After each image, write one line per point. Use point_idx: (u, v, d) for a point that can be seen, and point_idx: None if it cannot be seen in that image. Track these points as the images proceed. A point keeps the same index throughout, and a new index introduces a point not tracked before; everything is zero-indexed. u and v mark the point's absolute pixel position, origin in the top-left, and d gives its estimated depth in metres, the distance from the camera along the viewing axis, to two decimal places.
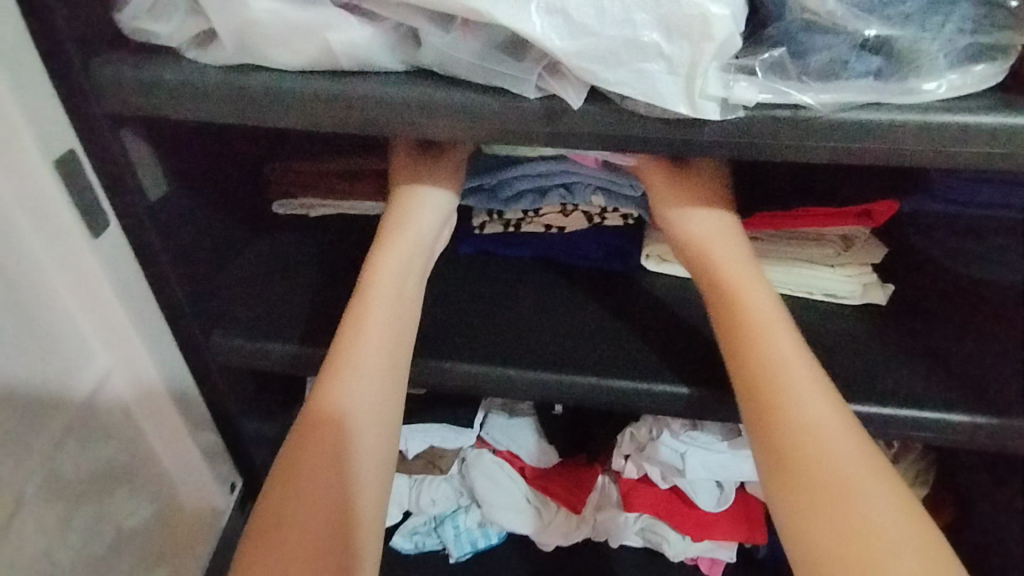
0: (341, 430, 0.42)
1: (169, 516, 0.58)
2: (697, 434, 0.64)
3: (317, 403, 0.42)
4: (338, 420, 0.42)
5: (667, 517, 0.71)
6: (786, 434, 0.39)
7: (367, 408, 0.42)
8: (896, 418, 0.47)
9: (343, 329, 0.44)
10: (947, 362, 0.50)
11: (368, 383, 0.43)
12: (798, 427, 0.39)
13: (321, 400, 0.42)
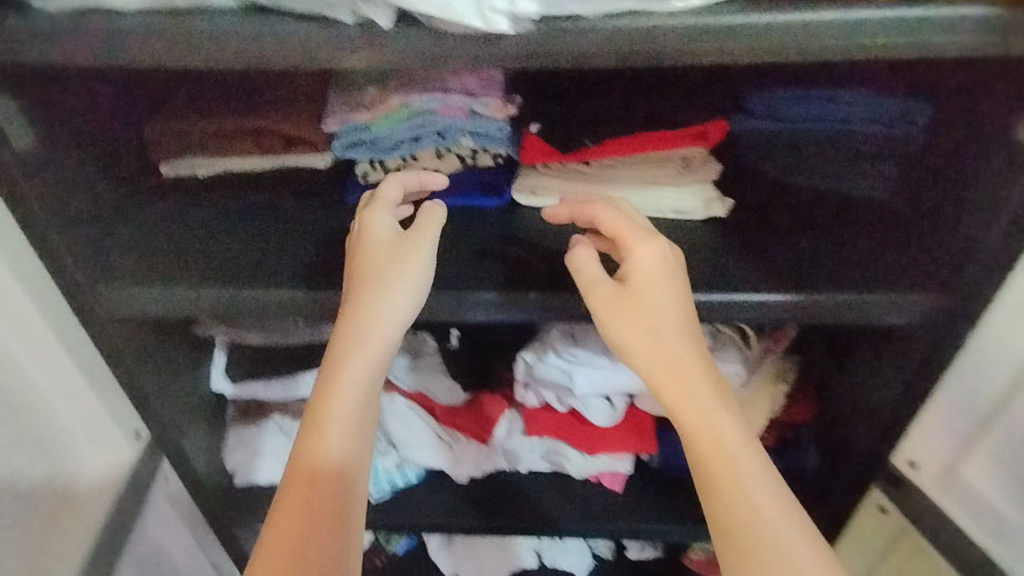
0: (314, 490, 0.49)
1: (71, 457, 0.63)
2: (581, 353, 0.70)
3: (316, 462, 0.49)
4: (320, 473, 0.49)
5: (567, 436, 0.77)
6: (710, 466, 0.47)
7: (342, 467, 0.50)
8: (718, 302, 0.54)
9: (322, 388, 0.51)
10: (767, 255, 0.57)
11: (344, 437, 0.50)
12: (723, 475, 0.47)
13: (299, 459, 0.50)
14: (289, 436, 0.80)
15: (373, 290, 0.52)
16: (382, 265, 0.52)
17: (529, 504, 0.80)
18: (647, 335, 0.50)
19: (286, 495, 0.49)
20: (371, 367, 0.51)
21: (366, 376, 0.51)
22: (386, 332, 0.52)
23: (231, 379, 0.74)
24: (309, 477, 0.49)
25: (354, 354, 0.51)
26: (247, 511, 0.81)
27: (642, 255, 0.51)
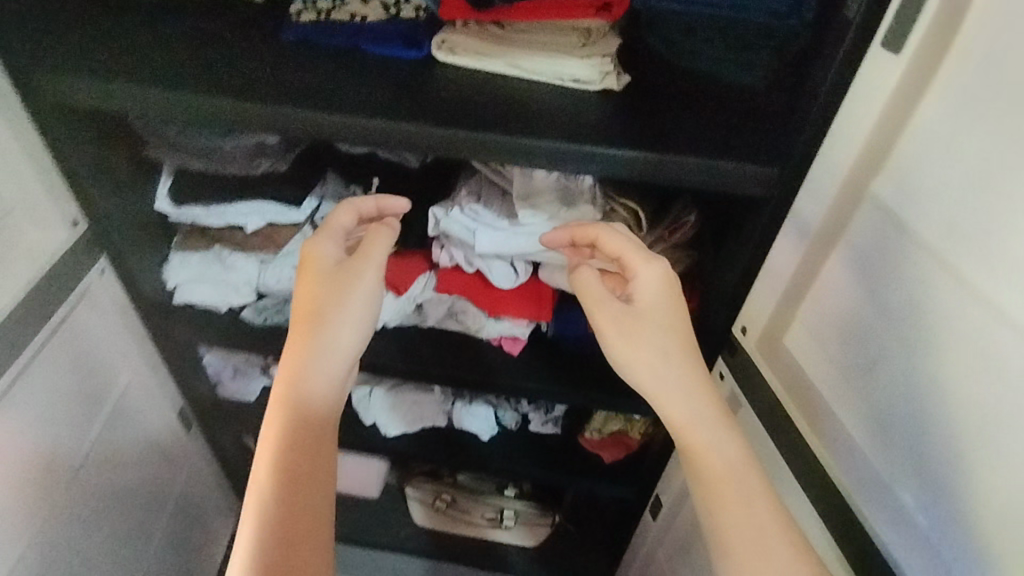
0: (304, 448, 0.56)
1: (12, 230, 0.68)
2: (485, 214, 0.77)
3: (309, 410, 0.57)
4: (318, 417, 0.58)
5: (472, 296, 0.85)
6: (699, 469, 0.55)
7: (321, 423, 0.58)
8: (588, 155, 0.59)
9: (303, 344, 0.58)
10: (645, 122, 0.61)
11: (325, 381, 0.58)
12: (714, 478, 0.54)
13: (291, 404, 0.57)
14: (223, 266, 0.86)
15: (339, 299, 0.60)
16: (338, 279, 0.60)
17: (435, 357, 0.89)
18: (647, 350, 0.57)
19: (279, 450, 0.56)
20: (351, 341, 0.60)
21: (335, 346, 0.59)
22: (362, 317, 0.60)
23: (172, 199, 0.80)
24: (301, 422, 0.57)
25: (340, 322, 0.59)
26: (179, 328, 0.90)
27: (639, 274, 0.60)
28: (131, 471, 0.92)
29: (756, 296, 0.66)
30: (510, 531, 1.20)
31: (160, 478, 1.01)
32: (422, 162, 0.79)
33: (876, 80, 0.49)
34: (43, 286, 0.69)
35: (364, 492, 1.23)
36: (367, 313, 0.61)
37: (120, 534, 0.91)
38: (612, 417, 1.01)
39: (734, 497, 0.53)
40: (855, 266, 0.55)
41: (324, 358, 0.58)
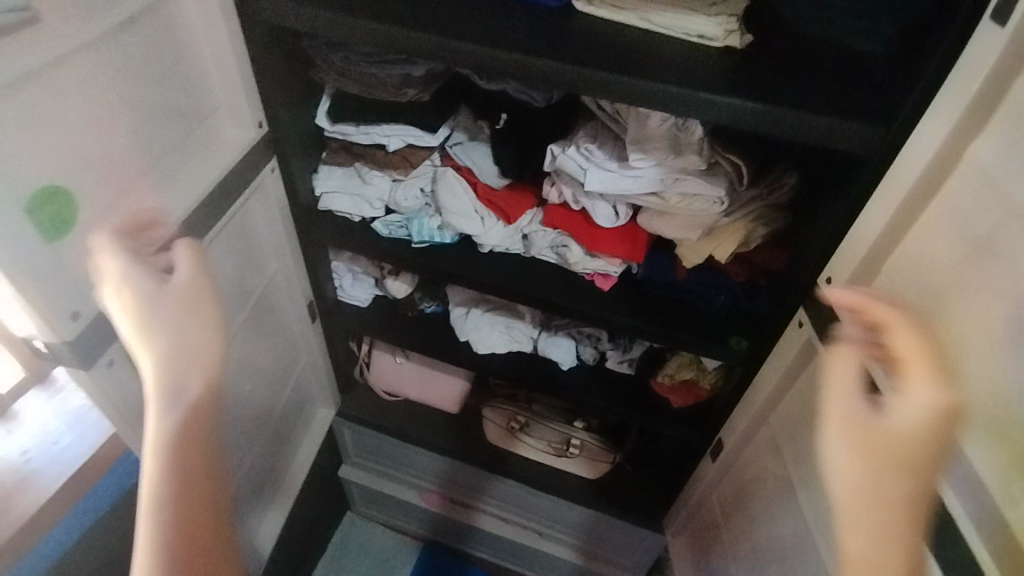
0: (174, 495, 0.49)
1: (215, 124, 0.82)
2: (598, 155, 0.85)
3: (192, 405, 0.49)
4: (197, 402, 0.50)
5: (574, 231, 0.94)
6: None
7: (181, 473, 0.49)
8: (706, 99, 0.65)
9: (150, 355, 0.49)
10: (762, 77, 0.67)
11: (190, 374, 0.50)
12: None
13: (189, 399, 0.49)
14: (362, 181, 1.01)
15: (146, 338, 0.50)
16: (137, 312, 0.50)
17: (534, 283, 0.99)
18: (867, 473, 0.46)
19: (160, 460, 0.49)
20: (189, 388, 0.49)
21: (172, 389, 0.49)
22: (198, 350, 0.50)
23: (330, 117, 0.93)
24: (194, 412, 0.49)
25: (147, 336, 0.50)
26: (319, 231, 1.04)
27: (922, 397, 0.46)
28: (266, 351, 1.08)
29: (848, 248, 0.72)
30: (572, 460, 1.30)
31: (284, 363, 1.17)
32: (549, 101, 0.88)
33: (994, 45, 0.53)
34: (233, 172, 0.83)
35: (447, 406, 1.36)
36: (185, 351, 0.50)
37: (252, 404, 1.07)
38: (686, 364, 1.07)
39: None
40: (948, 223, 0.59)
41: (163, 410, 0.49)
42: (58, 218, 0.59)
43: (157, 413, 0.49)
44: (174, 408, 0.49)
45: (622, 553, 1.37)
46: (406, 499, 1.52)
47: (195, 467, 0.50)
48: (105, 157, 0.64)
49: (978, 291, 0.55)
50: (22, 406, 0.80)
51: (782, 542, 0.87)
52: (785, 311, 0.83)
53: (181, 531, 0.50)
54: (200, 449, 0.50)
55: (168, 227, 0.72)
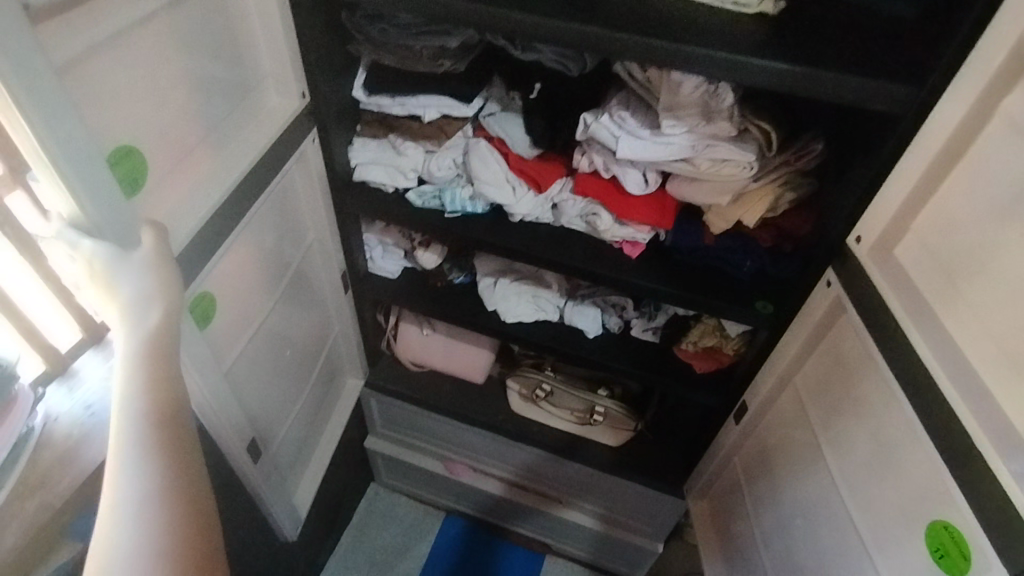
0: (136, 494, 0.49)
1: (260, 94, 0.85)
2: (629, 122, 0.87)
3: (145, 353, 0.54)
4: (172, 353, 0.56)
5: (603, 199, 0.96)
6: None
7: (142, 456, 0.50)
8: (744, 62, 0.67)
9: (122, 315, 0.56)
10: (797, 41, 0.69)
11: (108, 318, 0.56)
12: None
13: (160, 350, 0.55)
14: (397, 152, 1.04)
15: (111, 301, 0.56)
16: (101, 287, 0.56)
17: (564, 251, 1.02)
18: None
19: (142, 417, 0.51)
20: (161, 370, 0.54)
21: (133, 337, 0.55)
22: (156, 296, 0.57)
23: (366, 89, 0.96)
24: (152, 365, 0.54)
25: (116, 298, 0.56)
26: (354, 202, 1.07)
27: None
28: (302, 319, 1.11)
29: (877, 207, 0.75)
30: (596, 428, 1.35)
31: (318, 333, 1.20)
32: (581, 71, 0.90)
33: None
34: (278, 140, 0.85)
35: (473, 376, 1.40)
36: (143, 315, 0.56)
37: (289, 370, 1.10)
38: (708, 332, 1.10)
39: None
40: (980, 177, 0.62)
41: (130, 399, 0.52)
42: (130, 174, 0.64)
43: (122, 371, 0.53)
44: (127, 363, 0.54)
45: (644, 520, 1.41)
46: (431, 469, 1.56)
47: (159, 462, 0.50)
48: (167, 119, 0.67)
49: (1007, 238, 0.57)
50: (81, 365, 0.86)
51: (808, 498, 0.90)
52: (812, 273, 0.86)
53: (163, 496, 0.49)
54: (176, 406, 0.54)
55: (222, 190, 0.75)
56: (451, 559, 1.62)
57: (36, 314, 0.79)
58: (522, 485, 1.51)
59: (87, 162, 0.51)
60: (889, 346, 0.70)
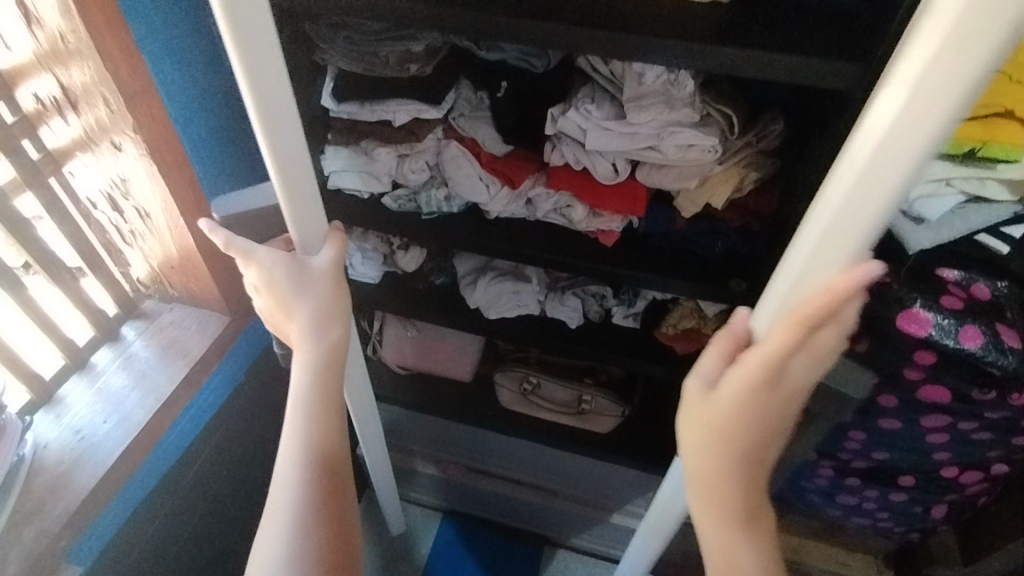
0: (302, 484, 0.71)
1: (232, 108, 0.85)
2: (596, 113, 0.89)
3: (320, 357, 0.72)
4: (337, 356, 0.74)
5: (576, 191, 0.98)
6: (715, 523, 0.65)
7: (306, 460, 0.72)
8: (703, 50, 0.70)
9: (298, 320, 0.72)
10: (752, 27, 0.72)
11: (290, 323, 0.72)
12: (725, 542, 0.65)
13: (328, 351, 0.73)
14: (368, 157, 1.03)
15: (292, 310, 0.71)
16: (281, 299, 0.71)
17: (541, 245, 1.04)
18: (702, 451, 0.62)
19: (318, 408, 0.73)
20: (328, 394, 0.74)
21: (310, 337, 0.72)
22: (333, 310, 0.72)
23: (335, 96, 0.96)
24: (326, 364, 0.73)
25: (293, 307, 0.71)
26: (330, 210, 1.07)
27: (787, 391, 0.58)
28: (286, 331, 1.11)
29: None
30: (586, 419, 1.36)
31: None
32: (547, 67, 0.93)
33: None
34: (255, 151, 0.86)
35: (460, 376, 1.41)
36: (322, 328, 0.72)
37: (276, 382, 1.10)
38: (686, 314, 1.14)
39: (749, 556, 0.65)
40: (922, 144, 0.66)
41: (305, 411, 0.73)
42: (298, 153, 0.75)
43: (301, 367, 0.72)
44: (305, 362, 0.72)
45: (635, 501, 1.44)
46: (423, 469, 1.58)
47: (316, 464, 0.72)
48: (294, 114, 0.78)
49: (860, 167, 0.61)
50: (69, 390, 0.87)
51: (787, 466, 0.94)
52: (779, 250, 0.89)
53: (324, 464, 0.72)
54: (331, 402, 0.74)
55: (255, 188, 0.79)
56: (451, 557, 1.64)
57: (16, 344, 0.80)
58: (514, 478, 1.53)
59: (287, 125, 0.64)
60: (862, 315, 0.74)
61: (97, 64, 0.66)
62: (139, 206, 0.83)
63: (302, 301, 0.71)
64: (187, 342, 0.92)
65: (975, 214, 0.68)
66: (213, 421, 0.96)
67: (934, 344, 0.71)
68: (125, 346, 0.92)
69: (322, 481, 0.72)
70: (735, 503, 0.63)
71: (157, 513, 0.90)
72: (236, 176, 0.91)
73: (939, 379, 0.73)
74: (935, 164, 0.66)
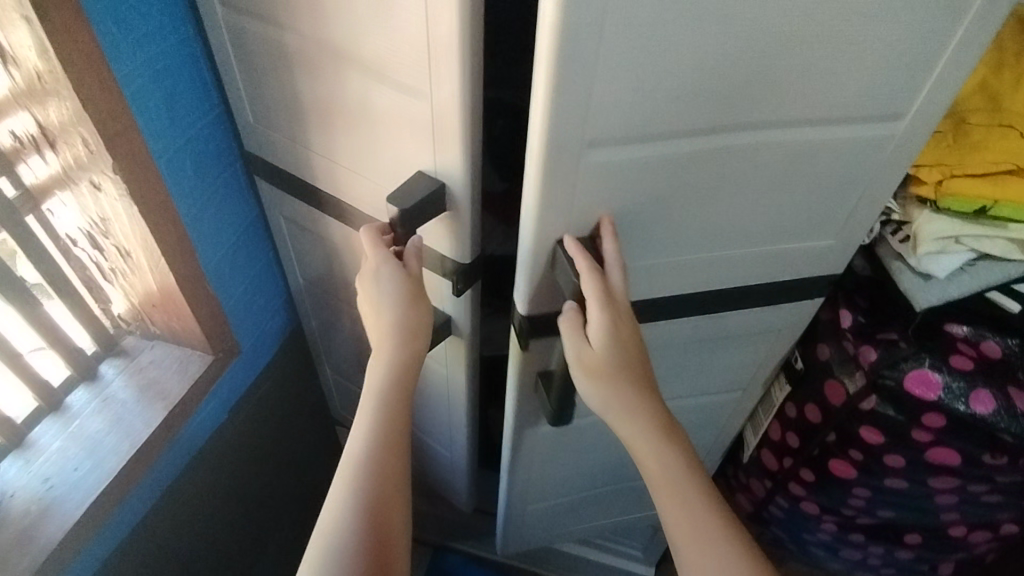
0: (360, 502, 0.65)
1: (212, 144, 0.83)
2: None
3: (397, 360, 0.72)
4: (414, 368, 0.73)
5: None
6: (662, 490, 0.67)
7: (371, 477, 0.67)
8: None
9: (387, 323, 0.71)
10: None
11: (374, 325, 0.73)
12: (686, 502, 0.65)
13: (404, 358, 0.72)
14: None
15: (379, 309, 0.71)
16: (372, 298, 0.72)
17: None
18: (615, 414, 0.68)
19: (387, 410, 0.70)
20: (402, 404, 0.71)
21: (390, 339, 0.71)
22: (415, 323, 0.72)
23: None
24: (402, 371, 0.72)
25: (381, 308, 0.71)
26: None
27: (594, 327, 0.64)
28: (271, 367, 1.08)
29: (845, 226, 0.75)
30: None
31: (293, 380, 1.17)
32: None
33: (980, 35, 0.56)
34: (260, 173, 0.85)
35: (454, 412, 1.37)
36: (406, 337, 0.72)
37: (259, 421, 1.07)
38: None
39: (698, 503, 0.65)
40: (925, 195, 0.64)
41: (372, 429, 0.69)
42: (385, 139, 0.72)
43: (378, 369, 0.71)
44: (384, 364, 0.71)
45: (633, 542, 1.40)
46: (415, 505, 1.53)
47: (378, 484, 0.67)
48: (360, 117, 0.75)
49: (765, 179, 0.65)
50: (41, 433, 0.83)
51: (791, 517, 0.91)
52: None
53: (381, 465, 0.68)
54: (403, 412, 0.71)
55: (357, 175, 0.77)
56: None
57: None
58: None
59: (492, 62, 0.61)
60: (870, 375, 0.71)
61: (76, 105, 0.63)
62: (118, 245, 0.80)
63: (395, 305, 0.71)
64: (167, 385, 0.88)
65: (986, 270, 0.66)
66: (191, 465, 0.93)
67: (944, 408, 0.67)
68: (103, 386, 0.89)
69: (377, 482, 0.67)
70: (671, 468, 0.66)
71: (128, 563, 0.86)
72: (224, 211, 0.89)
73: (947, 442, 0.70)
74: (944, 222, 0.64)
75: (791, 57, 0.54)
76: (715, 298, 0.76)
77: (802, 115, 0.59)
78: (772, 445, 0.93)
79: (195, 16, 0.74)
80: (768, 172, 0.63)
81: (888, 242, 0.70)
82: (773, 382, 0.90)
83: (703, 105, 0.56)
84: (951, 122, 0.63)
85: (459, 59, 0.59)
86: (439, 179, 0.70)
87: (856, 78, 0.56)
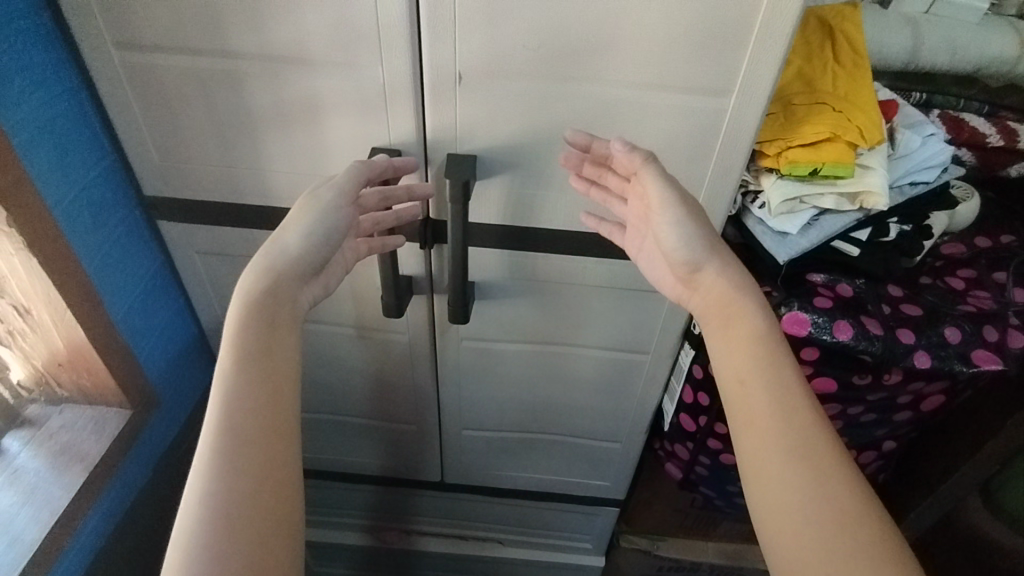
0: (244, 397, 0.59)
1: (107, 191, 0.82)
2: None
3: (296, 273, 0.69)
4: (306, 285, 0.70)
5: None
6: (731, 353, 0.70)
7: (250, 411, 0.59)
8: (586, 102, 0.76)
9: (300, 236, 0.69)
10: None
11: (288, 234, 0.69)
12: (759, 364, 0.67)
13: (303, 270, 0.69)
14: None
15: (297, 225, 0.69)
16: (301, 212, 0.70)
17: None
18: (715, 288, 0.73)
19: (273, 312, 0.65)
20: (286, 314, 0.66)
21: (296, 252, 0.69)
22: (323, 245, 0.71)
23: None
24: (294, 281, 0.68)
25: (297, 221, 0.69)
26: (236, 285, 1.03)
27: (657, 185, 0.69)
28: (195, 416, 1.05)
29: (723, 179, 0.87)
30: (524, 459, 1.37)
31: None
32: None
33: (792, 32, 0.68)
34: (178, 204, 0.87)
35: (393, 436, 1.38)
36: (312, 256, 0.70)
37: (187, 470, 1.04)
38: None
39: (766, 382, 0.66)
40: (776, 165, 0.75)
41: (238, 360, 0.61)
42: (310, 138, 0.77)
43: (277, 273, 0.67)
44: (285, 272, 0.68)
45: (581, 532, 1.46)
46: (364, 540, 1.51)
47: (262, 380, 0.61)
48: (275, 130, 0.78)
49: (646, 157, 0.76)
50: None
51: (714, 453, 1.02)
52: None
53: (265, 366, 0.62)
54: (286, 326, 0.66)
55: (288, 169, 0.81)
56: None
57: None
58: (459, 532, 1.50)
59: (400, 50, 0.68)
60: None
61: None
62: (16, 303, 0.78)
63: (320, 226, 0.70)
64: (83, 446, 0.85)
65: (828, 223, 0.78)
66: (118, 527, 0.90)
67: (816, 341, 0.79)
68: (9, 460, 0.85)
69: (265, 381, 0.61)
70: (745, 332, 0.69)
71: None
72: (128, 255, 0.87)
73: (824, 373, 0.82)
74: (790, 185, 0.76)
75: (618, 28, 0.65)
76: (596, 243, 0.86)
77: (647, 94, 0.70)
78: (688, 409, 1.03)
79: (78, 65, 0.74)
80: (621, 130, 0.73)
81: (751, 212, 0.82)
82: (679, 350, 0.99)
83: (552, 57, 0.68)
84: (780, 104, 0.75)
85: (406, 31, 0.66)
86: (394, 149, 0.76)
87: (671, 52, 0.66)
